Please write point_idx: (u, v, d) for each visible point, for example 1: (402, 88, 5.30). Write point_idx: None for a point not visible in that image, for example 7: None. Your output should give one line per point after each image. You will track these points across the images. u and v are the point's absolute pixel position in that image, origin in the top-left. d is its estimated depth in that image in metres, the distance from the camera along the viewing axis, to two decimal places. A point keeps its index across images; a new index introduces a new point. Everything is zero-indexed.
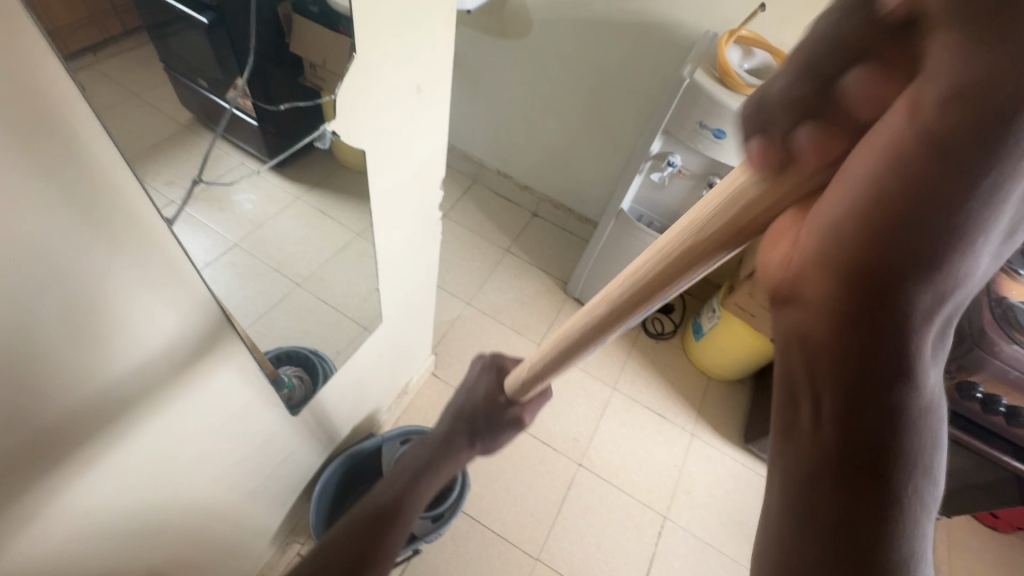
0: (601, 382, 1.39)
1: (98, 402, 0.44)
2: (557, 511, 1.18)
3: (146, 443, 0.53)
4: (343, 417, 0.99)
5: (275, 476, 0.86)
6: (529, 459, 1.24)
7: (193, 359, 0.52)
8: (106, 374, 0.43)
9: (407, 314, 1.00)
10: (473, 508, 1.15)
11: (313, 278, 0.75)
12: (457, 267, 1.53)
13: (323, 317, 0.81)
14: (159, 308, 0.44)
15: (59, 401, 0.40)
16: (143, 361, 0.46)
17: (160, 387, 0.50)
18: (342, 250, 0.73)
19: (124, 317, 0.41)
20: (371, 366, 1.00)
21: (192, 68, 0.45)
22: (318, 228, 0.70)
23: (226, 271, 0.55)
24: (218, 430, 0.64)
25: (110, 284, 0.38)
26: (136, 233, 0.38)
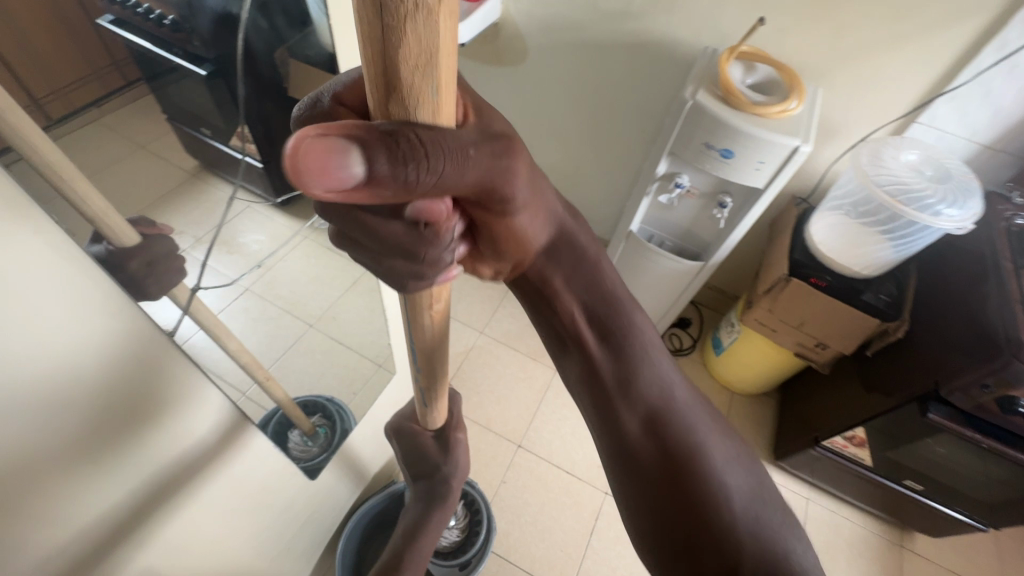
0: None
1: (126, 508, 0.46)
2: (587, 544, 1.15)
3: (178, 543, 0.55)
4: (363, 465, 0.97)
5: (299, 535, 0.84)
6: (554, 491, 1.21)
7: (200, 456, 0.52)
8: (111, 477, 0.44)
9: None
10: (501, 547, 1.13)
11: (324, 318, 0.79)
12: (469, 296, 1.52)
13: (338, 356, 0.85)
14: (173, 415, 0.47)
15: (91, 510, 0.43)
16: (165, 465, 0.49)
17: (185, 486, 0.52)
18: (351, 287, 0.78)
19: (140, 428, 0.44)
20: (389, 411, 0.98)
21: (195, 118, 0.58)
22: (326, 268, 0.75)
23: (239, 314, 0.61)
24: (237, 509, 0.62)
25: (126, 402, 0.42)
26: (135, 350, 0.40)
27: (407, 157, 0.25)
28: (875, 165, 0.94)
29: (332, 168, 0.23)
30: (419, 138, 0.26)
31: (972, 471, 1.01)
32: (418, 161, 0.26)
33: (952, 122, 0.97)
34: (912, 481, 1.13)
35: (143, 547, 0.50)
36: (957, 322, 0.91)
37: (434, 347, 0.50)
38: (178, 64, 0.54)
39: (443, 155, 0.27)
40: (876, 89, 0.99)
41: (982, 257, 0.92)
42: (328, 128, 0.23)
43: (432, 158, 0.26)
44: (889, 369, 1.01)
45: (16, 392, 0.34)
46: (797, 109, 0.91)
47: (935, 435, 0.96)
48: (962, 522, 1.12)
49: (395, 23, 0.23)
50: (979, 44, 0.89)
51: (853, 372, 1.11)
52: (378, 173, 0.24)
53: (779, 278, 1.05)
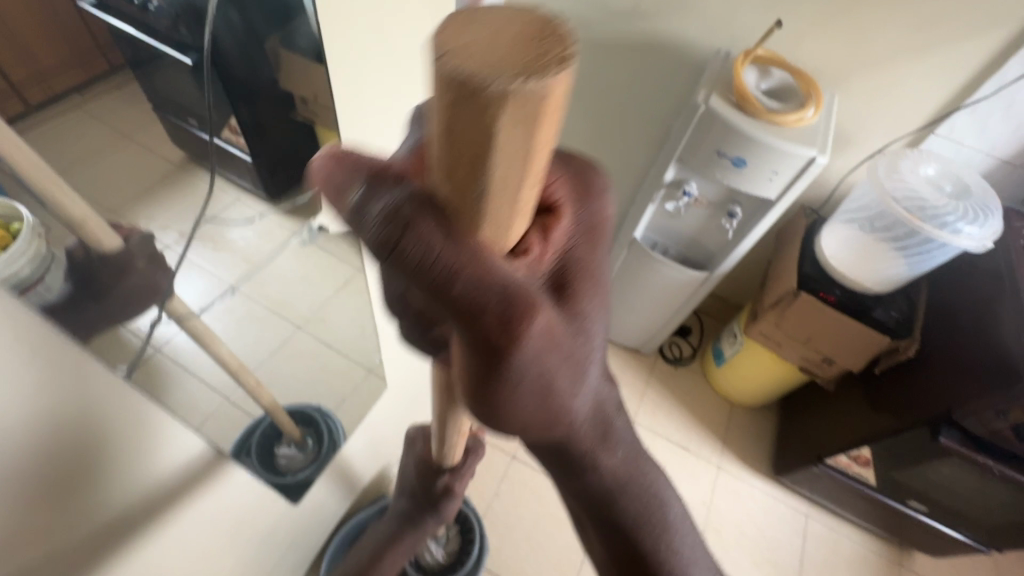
0: None
1: (81, 552, 0.43)
2: (582, 560, 1.12)
3: None
4: (351, 480, 0.93)
5: (281, 555, 0.80)
6: (548, 505, 1.17)
7: (192, 460, 0.50)
8: (105, 483, 0.42)
9: (413, 367, 0.93)
10: (492, 563, 1.09)
11: (315, 320, 0.72)
12: None
13: (327, 360, 0.78)
14: (135, 456, 0.43)
15: (42, 558, 0.39)
16: (126, 506, 0.45)
17: (150, 526, 0.48)
18: (344, 287, 0.68)
19: (97, 470, 0.40)
20: (379, 425, 0.93)
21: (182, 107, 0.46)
22: (317, 267, 0.66)
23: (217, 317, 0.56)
24: (213, 538, 0.58)
25: (82, 447, 0.38)
26: (90, 393, 0.38)
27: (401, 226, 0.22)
28: (892, 177, 0.90)
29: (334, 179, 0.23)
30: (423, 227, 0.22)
31: (977, 495, 0.98)
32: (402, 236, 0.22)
33: (970, 136, 0.94)
34: (914, 501, 1.10)
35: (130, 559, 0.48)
36: (970, 345, 0.87)
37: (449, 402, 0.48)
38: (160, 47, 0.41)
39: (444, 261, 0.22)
40: (895, 98, 0.95)
41: (998, 277, 0.89)
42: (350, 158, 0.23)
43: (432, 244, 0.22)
44: (897, 388, 0.98)
45: None
46: (814, 117, 0.87)
47: (943, 458, 0.93)
48: (964, 544, 1.09)
49: (466, 107, 0.16)
50: (1004, 55, 0.85)
51: (857, 389, 1.08)
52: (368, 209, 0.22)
53: (786, 292, 1.02)
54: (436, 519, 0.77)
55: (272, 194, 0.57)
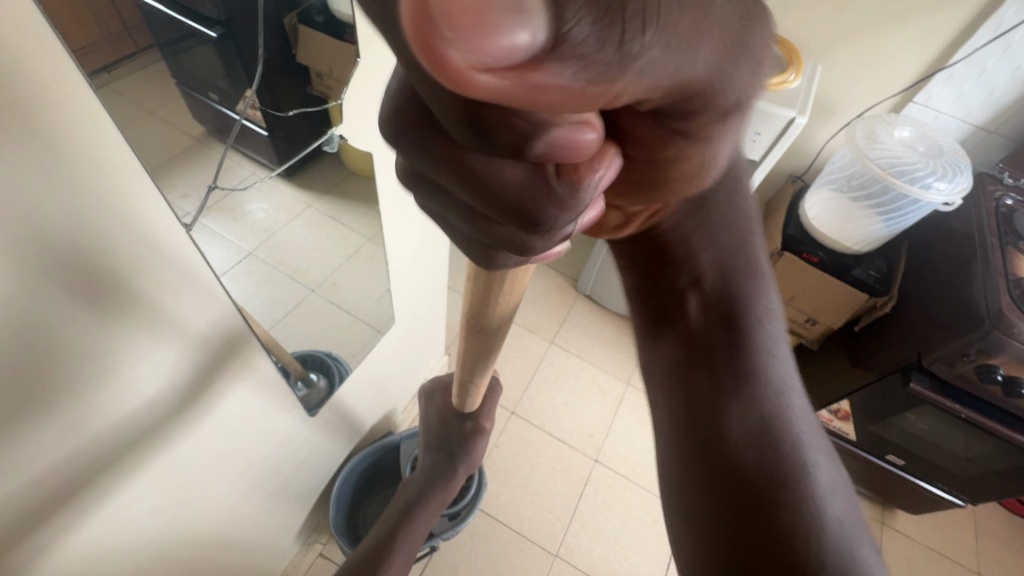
0: (615, 377, 1.39)
1: (134, 417, 0.49)
2: (575, 507, 1.19)
3: (182, 450, 0.59)
4: (359, 417, 1.00)
5: (295, 475, 0.87)
6: (544, 456, 1.24)
7: (187, 374, 0.53)
8: (114, 388, 0.45)
9: (418, 313, 1.00)
10: (491, 506, 1.16)
11: (326, 284, 0.75)
12: None
13: (337, 321, 0.83)
14: (175, 335, 0.48)
15: (102, 414, 0.45)
16: (167, 380, 0.51)
17: (189, 398, 0.55)
18: (353, 255, 0.76)
19: (144, 345, 0.46)
20: (384, 366, 1.00)
21: (206, 83, 0.46)
22: (328, 236, 0.70)
23: (240, 280, 0.56)
24: (232, 425, 0.65)
25: (131, 322, 0.43)
26: (143, 270, 0.42)
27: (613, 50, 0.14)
28: (869, 140, 0.97)
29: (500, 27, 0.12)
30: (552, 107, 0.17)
31: (951, 445, 1.04)
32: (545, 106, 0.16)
33: (946, 102, 1.00)
34: (894, 456, 1.16)
35: (130, 456, 0.52)
36: (941, 295, 0.93)
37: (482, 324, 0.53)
38: (192, 24, 0.42)
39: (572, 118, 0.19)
40: (875, 66, 1.01)
41: (970, 233, 0.94)
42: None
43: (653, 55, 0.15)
44: (874, 342, 1.04)
45: (24, 316, 0.35)
46: (796, 81, 0.93)
47: (916, 407, 0.98)
48: (940, 497, 1.14)
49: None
50: (975, 23, 0.90)
51: (840, 348, 1.14)
52: (573, 41, 0.13)
53: (772, 253, 1.08)
54: (464, 467, 0.82)
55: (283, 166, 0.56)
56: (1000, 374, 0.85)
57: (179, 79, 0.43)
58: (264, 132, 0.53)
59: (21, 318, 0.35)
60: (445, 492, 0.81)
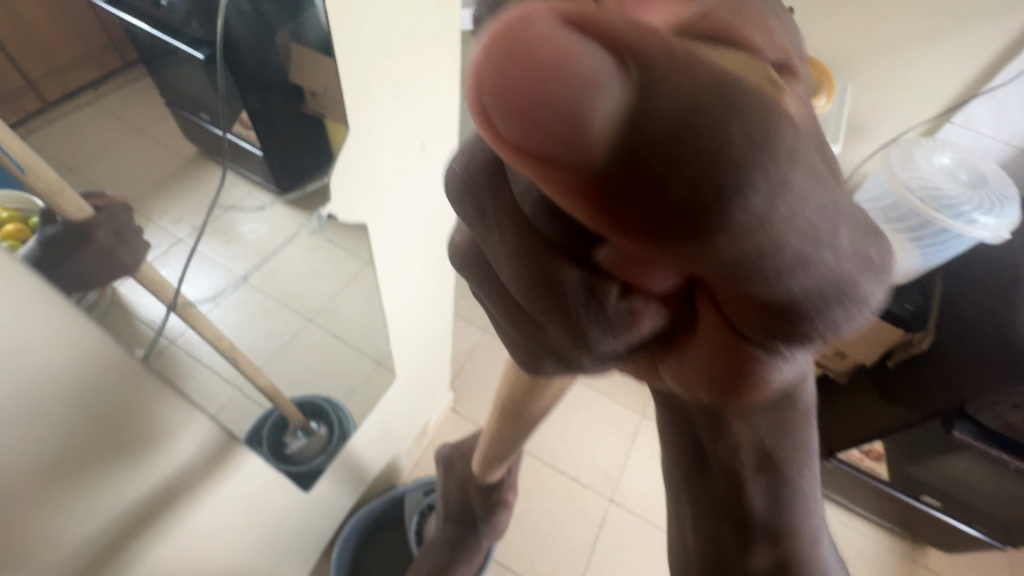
0: (629, 408, 1.32)
1: (113, 529, 0.47)
2: (590, 552, 1.13)
3: (169, 552, 0.56)
4: (361, 469, 0.94)
5: (294, 541, 0.82)
6: (557, 497, 1.18)
7: (194, 460, 0.52)
8: (86, 510, 0.43)
9: (424, 358, 0.94)
10: (501, 553, 1.10)
11: (325, 312, 0.64)
12: (474, 292, 1.47)
13: (343, 357, 0.74)
14: (153, 450, 0.47)
15: (75, 535, 0.44)
16: (147, 490, 0.49)
17: (172, 503, 0.53)
18: (353, 279, 0.61)
19: (118, 464, 0.44)
20: (388, 415, 0.94)
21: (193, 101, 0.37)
22: (328, 258, 0.56)
23: (234, 311, 0.51)
24: (221, 514, 0.61)
25: (103, 447, 0.42)
26: (111, 399, 0.40)
27: (739, 189, 0.14)
28: (905, 167, 0.90)
29: (570, 85, 0.12)
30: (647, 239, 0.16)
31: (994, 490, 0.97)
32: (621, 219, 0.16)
33: (988, 124, 0.92)
34: (929, 496, 1.09)
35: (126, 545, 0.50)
36: (982, 329, 0.86)
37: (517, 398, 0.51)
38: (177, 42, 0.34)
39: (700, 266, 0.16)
40: (909, 85, 0.93)
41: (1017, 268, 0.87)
42: (591, 16, 0.12)
43: (772, 227, 0.14)
44: (908, 382, 0.97)
45: None
46: (826, 105, 0.86)
47: (956, 452, 0.92)
48: (979, 539, 1.08)
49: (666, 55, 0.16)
50: None
51: (871, 385, 1.07)
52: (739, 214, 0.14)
53: None
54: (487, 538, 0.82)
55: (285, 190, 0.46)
56: None
57: (169, 96, 0.36)
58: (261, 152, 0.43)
59: None
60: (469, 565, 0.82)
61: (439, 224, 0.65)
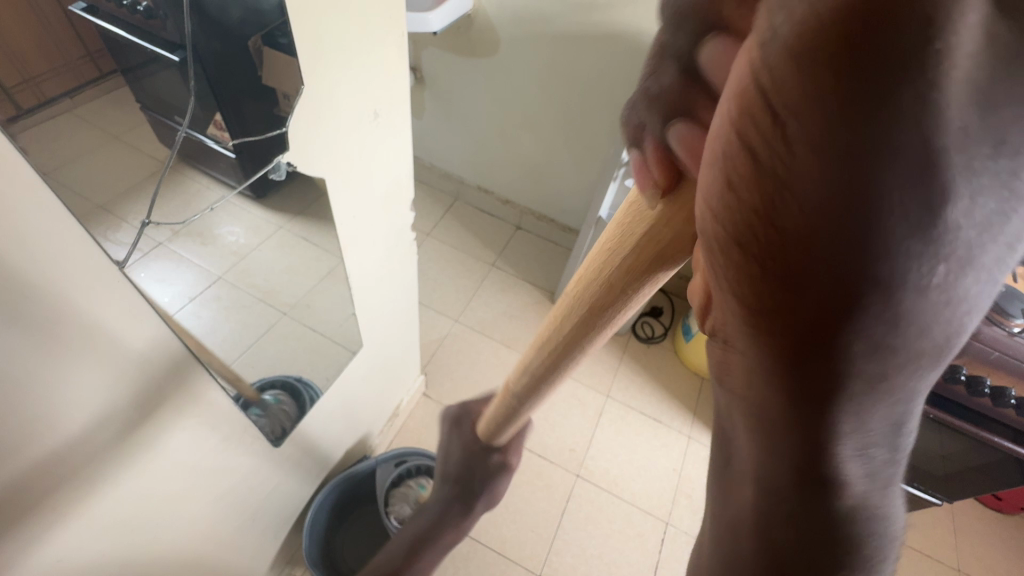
0: (595, 390, 1.38)
1: (73, 439, 0.46)
2: (558, 524, 1.17)
3: (127, 479, 0.54)
4: (330, 443, 0.98)
5: (262, 509, 0.85)
6: (525, 474, 1.23)
7: (170, 406, 0.55)
8: (46, 405, 0.42)
9: (391, 334, 0.98)
10: (472, 528, 1.15)
11: (299, 306, 0.80)
12: (443, 285, 1.53)
13: (312, 343, 0.86)
14: (109, 349, 0.44)
15: (32, 429, 0.42)
16: (101, 404, 0.47)
17: (132, 424, 0.51)
18: (329, 275, 0.75)
19: (74, 358, 0.42)
20: (355, 392, 0.98)
21: (170, 108, 0.50)
22: (304, 254, 0.72)
23: (209, 305, 0.61)
24: (202, 469, 0.66)
25: (68, 324, 0.40)
26: (61, 274, 0.38)
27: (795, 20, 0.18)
28: None
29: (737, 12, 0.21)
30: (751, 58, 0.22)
31: (927, 446, 1.04)
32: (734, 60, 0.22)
33: None
34: None
35: (111, 489, 0.53)
36: None
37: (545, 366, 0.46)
38: (154, 50, 0.46)
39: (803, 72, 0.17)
40: None
41: None
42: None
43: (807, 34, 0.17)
44: None
45: None
46: None
47: None
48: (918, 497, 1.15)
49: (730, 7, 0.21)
50: None
51: None
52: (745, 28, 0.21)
53: None
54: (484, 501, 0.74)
55: (257, 192, 0.59)
56: (989, 387, 0.86)
57: (144, 103, 0.47)
58: (233, 154, 0.56)
59: None
60: (457, 524, 0.75)
61: (396, 195, 0.71)
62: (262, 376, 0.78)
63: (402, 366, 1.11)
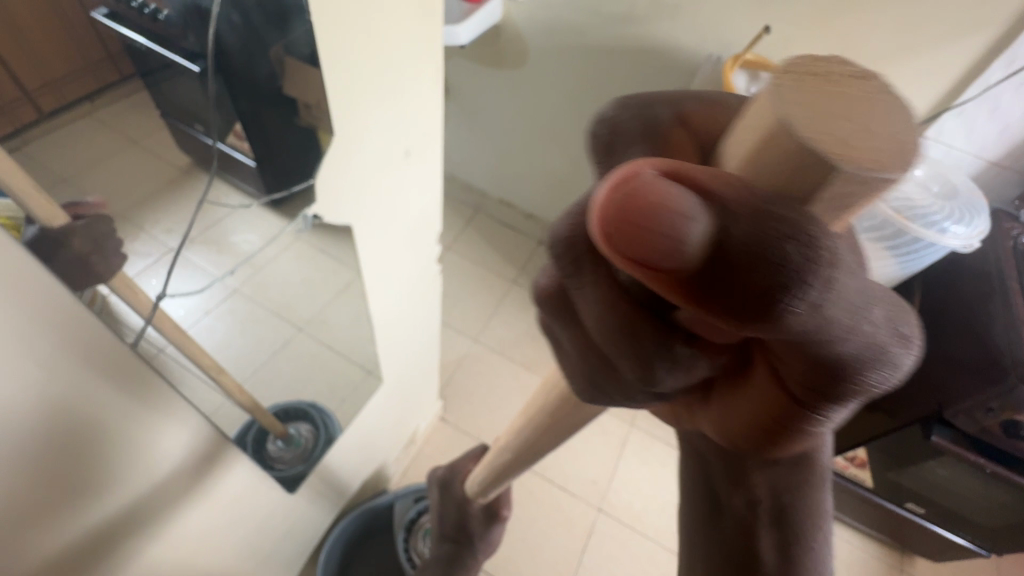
0: (618, 418, 1.33)
1: (103, 523, 0.47)
2: (578, 561, 1.13)
3: (148, 555, 0.54)
4: (347, 477, 0.94)
5: (277, 547, 0.81)
6: (545, 506, 1.18)
7: (173, 465, 0.50)
8: (83, 491, 0.43)
9: (414, 366, 0.94)
10: (490, 563, 1.10)
11: (315, 322, 0.74)
12: (463, 303, 1.49)
13: (326, 360, 0.80)
14: (143, 434, 0.45)
15: (62, 518, 0.42)
16: (134, 488, 0.48)
17: (159, 501, 0.52)
18: (345, 290, 0.67)
19: (109, 449, 0.43)
20: (374, 425, 0.94)
21: (189, 114, 0.48)
22: (321, 268, 0.63)
23: (216, 322, 0.56)
24: (221, 527, 0.64)
25: (105, 420, 0.41)
26: (102, 370, 0.39)
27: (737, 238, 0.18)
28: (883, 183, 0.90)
29: (666, 233, 0.18)
30: (676, 138, 0.25)
31: (975, 498, 0.97)
32: (665, 124, 0.26)
33: (958, 137, 0.96)
34: (913, 504, 1.09)
35: (121, 560, 0.51)
36: (964, 345, 0.87)
37: (541, 442, 0.50)
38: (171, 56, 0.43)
39: (813, 257, 0.18)
40: None
41: (989, 278, 0.89)
42: (683, 173, 0.18)
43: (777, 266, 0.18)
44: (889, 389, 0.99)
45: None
46: None
47: (938, 458, 0.93)
48: (965, 547, 1.07)
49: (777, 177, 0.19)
50: (988, 59, 0.86)
51: None
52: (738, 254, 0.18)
53: None
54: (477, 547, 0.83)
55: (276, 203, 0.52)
56: None
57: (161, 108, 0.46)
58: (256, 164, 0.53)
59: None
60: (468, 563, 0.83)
61: (423, 230, 0.66)
62: (276, 406, 0.79)
63: (423, 394, 1.07)
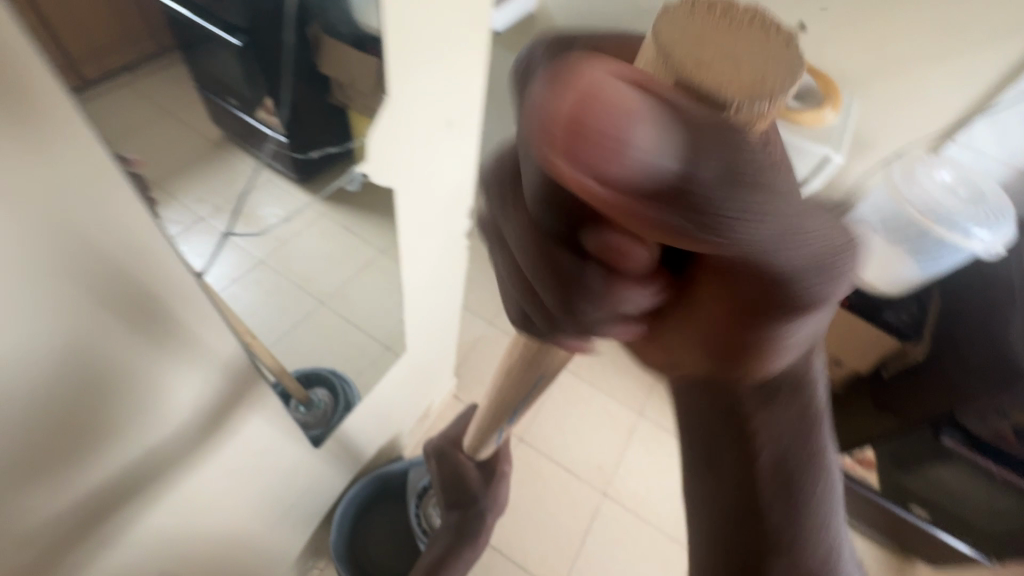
0: (628, 407, 1.34)
1: (147, 465, 0.48)
2: (581, 542, 1.15)
3: (186, 497, 0.56)
4: (361, 445, 0.96)
5: (299, 503, 0.83)
6: (551, 487, 1.21)
7: (211, 413, 0.51)
8: (138, 430, 0.44)
9: (433, 339, 0.97)
10: (496, 538, 1.13)
11: (335, 296, 0.76)
12: (480, 287, 1.51)
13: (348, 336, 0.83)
14: (196, 375, 0.46)
15: (113, 457, 0.44)
16: (182, 429, 0.49)
17: (201, 446, 0.53)
18: (364, 267, 0.73)
19: (162, 388, 0.44)
20: (391, 395, 0.96)
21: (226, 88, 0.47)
22: (343, 246, 0.69)
23: (250, 288, 0.57)
24: (252, 473, 0.66)
25: (163, 358, 0.42)
26: (170, 308, 0.40)
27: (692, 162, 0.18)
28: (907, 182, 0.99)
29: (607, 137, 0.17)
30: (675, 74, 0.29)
31: (981, 500, 0.98)
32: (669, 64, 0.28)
33: (989, 144, 0.97)
34: (917, 508, 1.08)
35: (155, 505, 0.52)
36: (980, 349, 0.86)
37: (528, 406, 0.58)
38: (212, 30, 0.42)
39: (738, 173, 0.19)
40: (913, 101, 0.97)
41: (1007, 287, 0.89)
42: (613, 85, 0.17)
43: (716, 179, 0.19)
44: (902, 391, 0.99)
45: (67, 324, 0.34)
46: (833, 118, 0.91)
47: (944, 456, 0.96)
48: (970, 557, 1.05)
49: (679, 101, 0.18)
50: None
51: (864, 393, 1.08)
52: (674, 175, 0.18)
53: None
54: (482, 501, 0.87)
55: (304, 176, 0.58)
56: None
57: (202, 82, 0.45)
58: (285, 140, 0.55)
59: (68, 323, 0.34)
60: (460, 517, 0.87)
61: (456, 202, 0.69)
62: (301, 371, 0.78)
63: (439, 369, 1.09)
